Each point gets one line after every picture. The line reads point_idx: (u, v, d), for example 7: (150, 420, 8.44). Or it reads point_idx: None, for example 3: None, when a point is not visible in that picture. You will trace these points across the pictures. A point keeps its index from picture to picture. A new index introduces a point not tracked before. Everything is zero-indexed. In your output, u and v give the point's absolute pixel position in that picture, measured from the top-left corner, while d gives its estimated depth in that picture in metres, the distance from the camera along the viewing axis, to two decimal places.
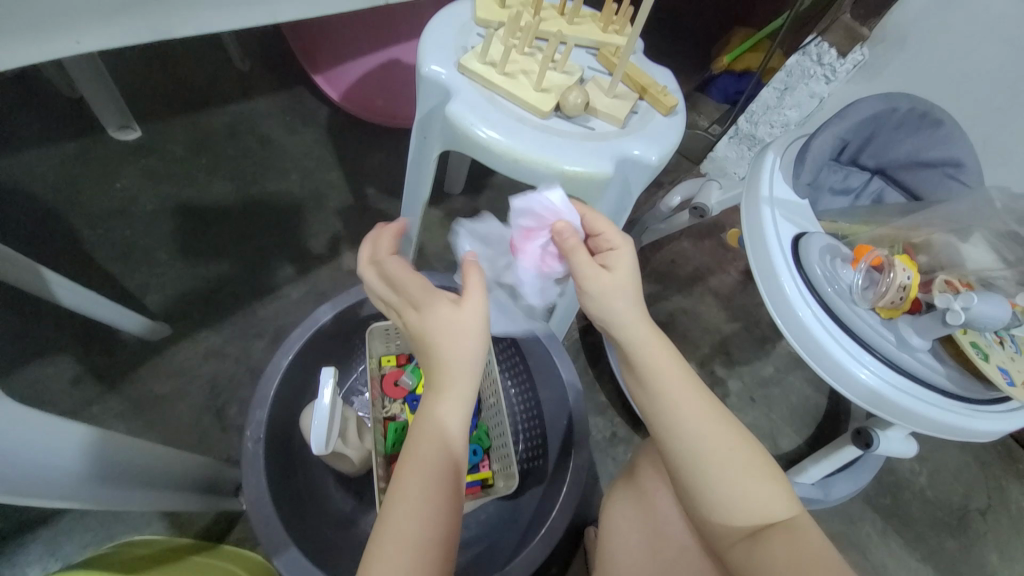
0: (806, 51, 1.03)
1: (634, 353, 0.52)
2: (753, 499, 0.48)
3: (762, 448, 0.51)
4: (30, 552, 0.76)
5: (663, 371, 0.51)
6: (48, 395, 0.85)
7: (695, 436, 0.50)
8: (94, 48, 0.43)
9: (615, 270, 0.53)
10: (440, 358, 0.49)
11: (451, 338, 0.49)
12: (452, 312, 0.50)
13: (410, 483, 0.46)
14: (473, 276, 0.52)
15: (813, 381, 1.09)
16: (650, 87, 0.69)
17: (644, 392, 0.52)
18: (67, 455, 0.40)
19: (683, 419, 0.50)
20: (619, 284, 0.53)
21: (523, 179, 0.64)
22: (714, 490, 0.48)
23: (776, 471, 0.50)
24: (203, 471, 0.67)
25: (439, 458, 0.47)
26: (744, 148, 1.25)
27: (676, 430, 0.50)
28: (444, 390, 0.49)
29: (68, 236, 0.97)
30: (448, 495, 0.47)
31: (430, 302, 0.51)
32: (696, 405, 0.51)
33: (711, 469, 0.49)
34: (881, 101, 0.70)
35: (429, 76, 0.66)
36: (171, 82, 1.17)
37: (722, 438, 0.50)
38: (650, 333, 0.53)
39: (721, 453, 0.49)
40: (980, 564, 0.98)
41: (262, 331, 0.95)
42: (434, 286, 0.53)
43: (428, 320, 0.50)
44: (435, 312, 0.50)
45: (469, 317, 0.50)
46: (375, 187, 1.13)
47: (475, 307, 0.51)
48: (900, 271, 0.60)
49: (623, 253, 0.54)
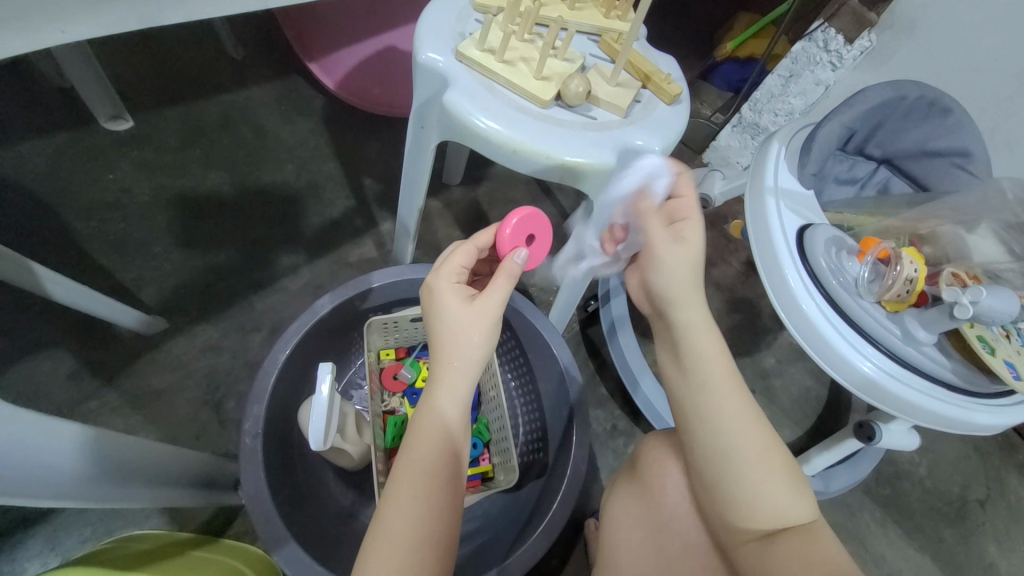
0: (812, 37, 0.99)
1: (683, 339, 0.54)
2: (774, 501, 0.47)
3: (785, 449, 0.51)
4: (30, 548, 0.76)
5: (709, 359, 0.53)
6: (44, 389, 0.84)
7: (732, 425, 0.50)
8: (80, 37, 0.41)
9: (685, 237, 0.56)
10: (442, 352, 0.49)
11: (457, 333, 0.48)
12: (462, 308, 0.49)
13: (407, 477, 0.46)
14: (500, 282, 0.50)
15: (814, 372, 1.09)
16: (653, 75, 0.68)
17: (684, 377, 0.53)
18: (63, 455, 0.40)
19: (722, 410, 0.51)
20: (687, 257, 0.56)
21: (524, 171, 0.63)
22: (738, 485, 0.48)
23: (799, 476, 0.50)
24: (202, 467, 0.67)
25: (436, 452, 0.47)
26: (747, 137, 1.20)
27: (711, 419, 0.51)
28: (444, 383, 0.48)
29: (62, 229, 0.96)
30: (445, 490, 0.47)
31: (446, 292, 0.50)
32: (736, 398, 0.52)
33: (742, 463, 0.49)
34: (889, 89, 0.69)
35: (426, 64, 0.64)
36: (163, 70, 1.15)
37: (749, 435, 0.50)
38: (704, 319, 0.55)
39: (746, 452, 0.49)
40: (977, 554, 0.99)
41: (260, 324, 0.95)
42: (455, 277, 0.52)
43: (439, 312, 0.50)
44: (444, 303, 0.50)
45: (479, 318, 0.49)
46: (372, 178, 1.11)
47: (487, 309, 0.49)
48: (907, 263, 0.59)
49: (695, 224, 0.57)
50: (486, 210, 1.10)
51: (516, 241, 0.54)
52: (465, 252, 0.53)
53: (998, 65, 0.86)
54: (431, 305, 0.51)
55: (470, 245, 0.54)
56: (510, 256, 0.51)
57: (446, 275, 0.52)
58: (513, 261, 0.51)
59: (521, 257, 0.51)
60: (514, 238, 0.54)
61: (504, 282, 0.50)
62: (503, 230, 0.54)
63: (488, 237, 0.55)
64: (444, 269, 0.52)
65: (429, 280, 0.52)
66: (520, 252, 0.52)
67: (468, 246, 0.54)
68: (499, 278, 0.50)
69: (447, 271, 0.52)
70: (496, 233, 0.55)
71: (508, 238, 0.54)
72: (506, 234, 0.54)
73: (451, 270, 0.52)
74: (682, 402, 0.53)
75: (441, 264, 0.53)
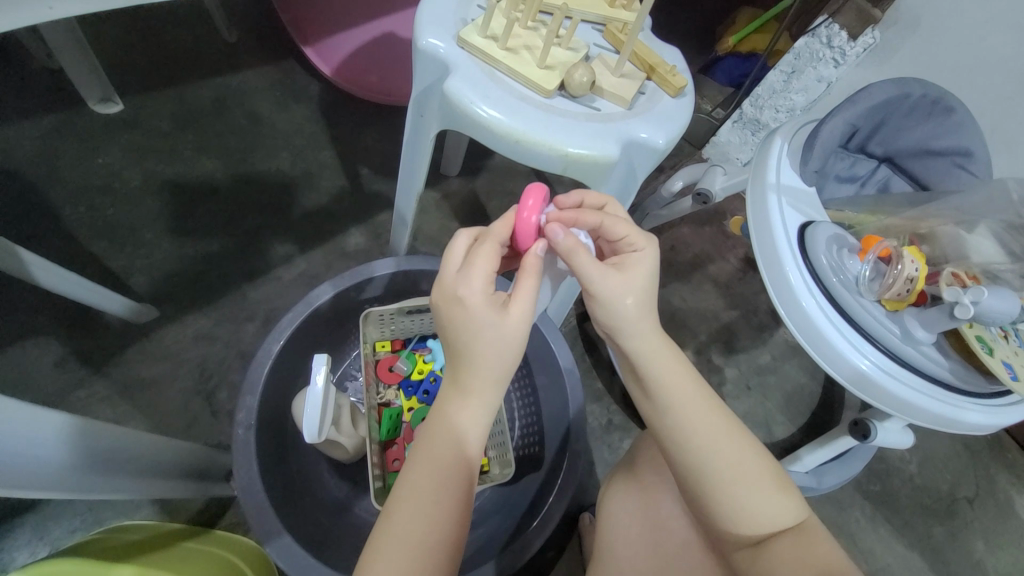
0: (815, 33, 0.99)
1: (640, 366, 0.51)
2: (765, 513, 0.48)
3: (776, 461, 0.51)
4: (17, 538, 0.75)
5: (672, 380, 0.51)
6: (32, 377, 0.83)
7: (705, 446, 0.49)
8: (68, 15, 0.40)
9: (627, 271, 0.50)
10: (466, 362, 0.47)
11: (485, 346, 0.46)
12: (495, 319, 0.46)
13: (423, 485, 0.46)
14: (529, 280, 0.47)
15: (809, 369, 1.09)
16: (659, 66, 0.67)
17: (651, 404, 0.52)
18: (50, 448, 0.38)
19: (699, 432, 0.50)
20: (638, 293, 0.50)
21: (525, 162, 0.62)
22: (729, 499, 0.49)
23: (790, 480, 0.51)
24: (192, 458, 0.65)
25: (454, 459, 0.47)
26: (747, 133, 1.20)
27: (683, 441, 0.50)
28: (470, 395, 0.47)
29: (50, 214, 0.93)
30: (462, 498, 0.46)
31: (473, 301, 0.46)
32: (712, 415, 0.51)
33: (727, 477, 0.49)
34: (893, 86, 0.68)
35: (426, 50, 0.63)
36: (154, 53, 1.12)
37: (737, 448, 0.50)
38: (665, 350, 0.51)
39: (732, 465, 0.49)
40: (965, 550, 1.00)
41: (253, 314, 0.93)
42: (486, 277, 0.47)
43: (465, 326, 0.46)
44: (474, 314, 0.46)
45: (516, 330, 0.46)
46: (368, 166, 1.09)
47: (522, 316, 0.47)
48: (908, 262, 0.59)
49: (643, 255, 0.51)
50: (485, 202, 1.09)
51: (538, 228, 0.51)
52: (490, 252, 0.48)
53: (998, 65, 0.86)
54: (456, 317, 0.47)
55: (493, 243, 0.48)
56: (533, 250, 0.48)
57: (469, 281, 0.47)
58: (536, 255, 0.48)
59: (543, 248, 0.49)
60: (537, 223, 0.50)
61: (532, 280, 0.47)
62: (524, 219, 0.50)
63: (507, 227, 0.51)
64: (465, 279, 0.47)
65: (453, 290, 0.47)
66: (540, 244, 0.49)
67: (492, 244, 0.48)
68: (525, 276, 0.47)
69: (475, 278, 0.47)
70: (515, 220, 0.51)
71: (533, 225, 0.50)
72: (527, 221, 0.50)
73: (479, 277, 0.47)
74: (658, 423, 0.52)
75: (463, 270, 0.48)
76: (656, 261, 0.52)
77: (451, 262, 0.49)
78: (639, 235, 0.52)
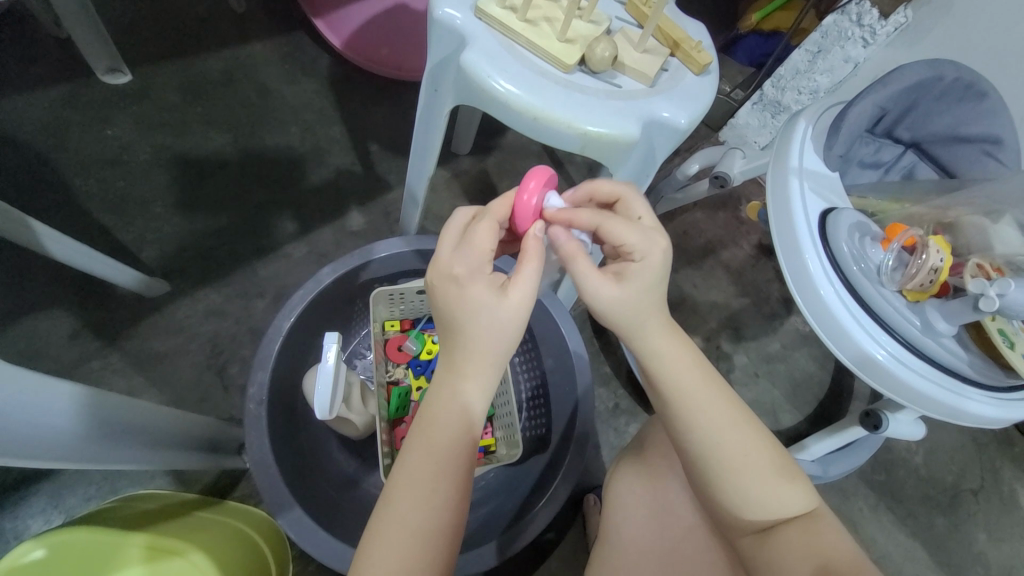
0: (845, 11, 0.96)
1: (649, 363, 0.51)
2: (772, 501, 0.48)
3: (782, 447, 0.51)
4: (33, 505, 0.77)
5: (682, 374, 0.50)
6: (47, 348, 0.84)
7: (714, 437, 0.49)
8: None
9: (625, 281, 0.47)
10: (469, 346, 0.46)
11: (486, 330, 0.46)
12: (495, 300, 0.45)
13: (423, 467, 0.46)
14: (531, 264, 0.46)
15: (819, 358, 1.08)
16: (684, 42, 0.64)
17: (658, 395, 0.52)
18: (64, 418, 0.39)
19: (708, 421, 0.49)
20: (640, 303, 0.48)
21: (543, 140, 0.60)
22: (734, 488, 0.49)
23: (796, 469, 0.51)
24: (205, 431, 0.66)
25: (455, 441, 0.47)
26: (767, 115, 1.17)
27: (693, 431, 0.49)
28: (472, 377, 0.47)
29: (59, 186, 0.93)
30: (462, 480, 0.46)
31: (472, 282, 0.46)
32: (720, 405, 0.50)
33: (734, 467, 0.48)
34: (926, 68, 0.65)
35: (442, 20, 0.60)
36: (162, 22, 1.10)
37: (745, 438, 0.49)
38: (674, 346, 0.51)
39: (740, 456, 0.48)
40: (965, 542, 1.00)
41: (263, 290, 0.93)
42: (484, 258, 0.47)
43: (465, 306, 0.46)
44: (475, 297, 0.45)
45: (516, 313, 0.46)
46: (378, 143, 1.08)
47: (521, 300, 0.46)
48: (934, 253, 0.57)
49: (646, 266, 0.47)
50: (495, 181, 1.07)
51: (539, 209, 0.50)
52: (489, 229, 0.47)
53: None
54: (455, 297, 0.46)
55: (491, 221, 0.48)
56: (533, 232, 0.47)
57: (470, 260, 0.46)
58: (535, 237, 0.47)
59: (539, 229, 0.48)
60: (537, 204, 0.50)
61: (534, 264, 0.46)
62: (523, 199, 0.49)
63: (506, 206, 0.50)
64: (463, 258, 0.46)
65: (450, 269, 0.46)
66: (538, 224, 0.48)
67: (491, 221, 0.48)
68: (528, 260, 0.46)
69: (473, 259, 0.46)
70: (515, 201, 0.50)
71: (532, 206, 0.49)
72: (525, 201, 0.49)
73: (478, 255, 0.46)
74: (667, 414, 0.51)
75: (460, 249, 0.47)
76: (661, 268, 0.48)
77: (447, 242, 0.48)
78: (645, 242, 0.47)
